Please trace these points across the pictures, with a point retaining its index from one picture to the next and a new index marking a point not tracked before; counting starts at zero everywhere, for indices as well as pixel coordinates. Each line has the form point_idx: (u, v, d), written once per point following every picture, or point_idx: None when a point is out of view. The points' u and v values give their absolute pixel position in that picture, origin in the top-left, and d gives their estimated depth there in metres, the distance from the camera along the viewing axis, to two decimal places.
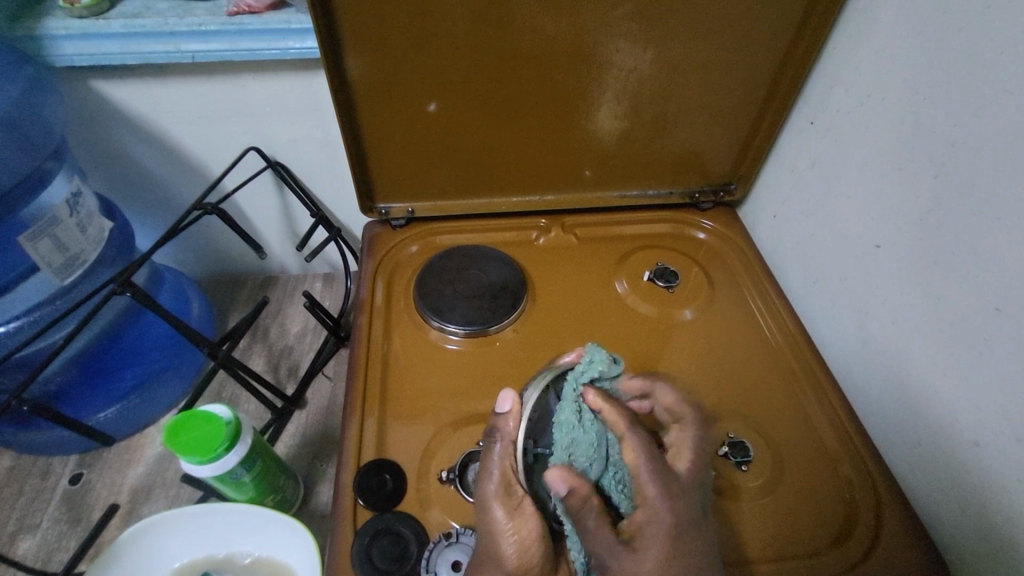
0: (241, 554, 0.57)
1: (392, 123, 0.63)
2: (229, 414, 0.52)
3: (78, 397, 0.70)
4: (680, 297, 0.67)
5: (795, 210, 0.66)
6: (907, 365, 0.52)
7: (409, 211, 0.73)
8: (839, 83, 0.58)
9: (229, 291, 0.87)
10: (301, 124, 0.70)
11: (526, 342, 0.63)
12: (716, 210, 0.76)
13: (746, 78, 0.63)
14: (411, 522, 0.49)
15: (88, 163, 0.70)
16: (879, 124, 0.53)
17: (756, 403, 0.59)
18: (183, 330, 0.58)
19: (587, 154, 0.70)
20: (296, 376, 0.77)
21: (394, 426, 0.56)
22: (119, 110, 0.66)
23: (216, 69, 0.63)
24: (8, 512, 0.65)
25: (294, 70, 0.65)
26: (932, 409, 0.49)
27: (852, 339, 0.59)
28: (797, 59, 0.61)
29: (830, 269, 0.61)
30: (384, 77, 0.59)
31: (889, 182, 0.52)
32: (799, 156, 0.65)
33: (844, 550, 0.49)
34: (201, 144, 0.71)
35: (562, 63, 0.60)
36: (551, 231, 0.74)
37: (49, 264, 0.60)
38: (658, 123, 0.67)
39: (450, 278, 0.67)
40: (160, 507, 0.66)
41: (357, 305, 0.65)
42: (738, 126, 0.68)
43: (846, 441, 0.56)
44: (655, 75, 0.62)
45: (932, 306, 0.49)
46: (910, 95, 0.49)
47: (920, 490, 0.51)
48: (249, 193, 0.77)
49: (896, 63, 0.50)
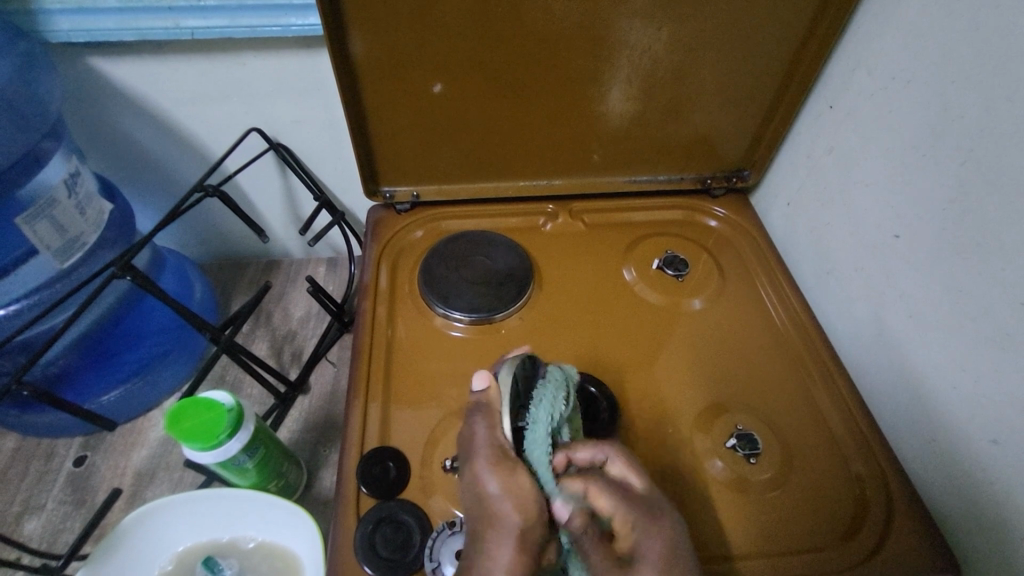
0: (245, 539, 0.57)
1: (398, 104, 0.62)
2: (231, 401, 0.51)
3: (81, 381, 0.70)
4: (690, 286, 0.66)
5: (810, 197, 0.64)
6: (923, 360, 0.50)
7: (414, 195, 0.71)
8: (861, 66, 0.55)
9: (232, 275, 0.87)
10: (303, 105, 0.69)
11: (533, 329, 0.62)
12: (728, 197, 0.75)
13: (763, 61, 0.61)
14: (414, 509, 0.48)
15: (88, 143, 0.69)
16: (902, 110, 0.51)
17: (766, 395, 0.58)
18: (185, 314, 0.57)
19: (598, 138, 0.68)
20: (299, 362, 0.76)
21: (396, 411, 0.56)
22: (119, 89, 0.64)
23: (216, 46, 0.62)
24: (14, 493, 0.66)
25: (296, 48, 0.63)
26: (948, 405, 0.48)
27: (867, 331, 0.57)
28: (818, 40, 0.58)
29: (846, 258, 0.59)
30: (388, 58, 0.57)
31: (913, 171, 0.50)
32: (817, 141, 0.62)
33: (853, 546, 0.49)
34: (203, 124, 0.69)
35: (574, 42, 0.58)
36: (559, 217, 0.73)
37: (48, 247, 0.59)
38: (671, 106, 0.65)
39: (456, 264, 0.66)
40: (164, 490, 0.67)
41: (361, 290, 0.65)
42: (754, 109, 0.66)
43: (857, 434, 0.55)
44: (671, 56, 0.60)
45: (953, 298, 0.47)
46: (939, 79, 0.47)
47: (932, 485, 0.50)
48: (252, 175, 0.75)
49: (925, 44, 0.48)
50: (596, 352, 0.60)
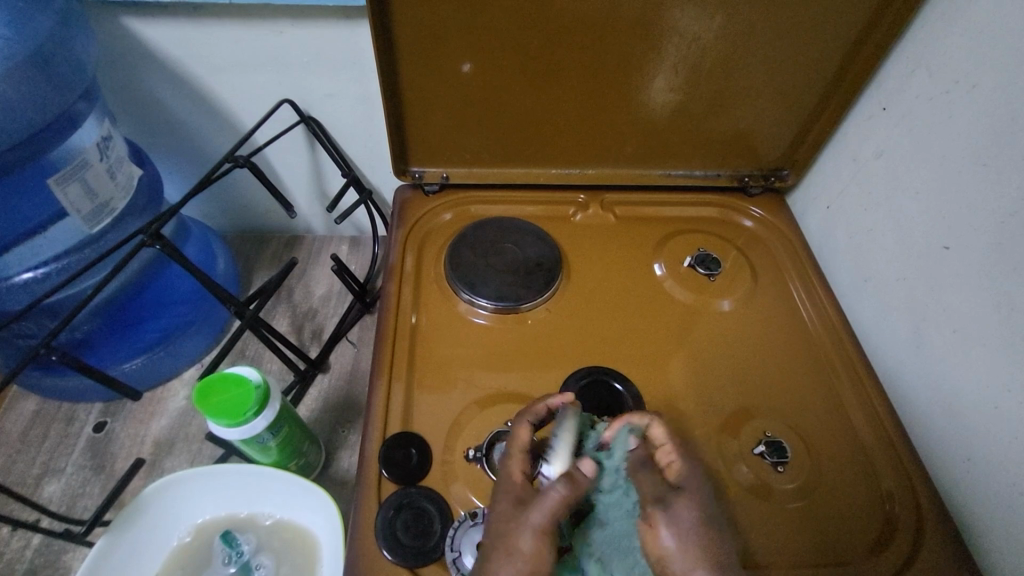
0: (262, 516, 0.57)
1: (432, 83, 0.60)
2: (259, 377, 0.51)
3: (103, 347, 0.70)
4: (721, 286, 0.65)
5: (853, 201, 0.62)
6: (965, 375, 0.49)
7: (443, 176, 0.70)
8: (921, 68, 0.53)
9: (254, 248, 0.86)
10: (338, 78, 0.67)
11: (560, 321, 0.61)
12: (765, 196, 0.73)
13: (817, 56, 0.58)
14: (436, 498, 0.48)
15: (117, 106, 0.68)
16: (963, 117, 0.49)
17: (794, 403, 0.56)
18: (211, 286, 0.57)
19: (635, 128, 0.66)
20: (320, 340, 0.76)
21: (419, 395, 0.55)
22: (152, 52, 0.63)
23: (252, 13, 0.60)
24: (34, 455, 0.66)
25: (333, 19, 0.61)
26: (988, 423, 0.47)
27: (904, 342, 0.56)
28: (878, 38, 0.56)
29: (888, 267, 0.58)
30: (428, 35, 0.56)
31: (970, 182, 0.48)
32: (865, 143, 0.60)
33: (881, 560, 0.48)
34: (234, 93, 0.68)
35: (622, 25, 0.56)
36: (589, 207, 0.71)
37: (78, 210, 0.59)
38: (716, 99, 0.63)
39: (484, 251, 0.65)
40: (182, 461, 0.67)
41: (387, 270, 0.63)
42: (801, 107, 0.63)
43: (888, 446, 0.54)
44: (720, 46, 0.58)
45: (1003, 316, 0.46)
46: (1008, 86, 0.45)
47: (965, 503, 0.49)
48: (280, 147, 0.74)
49: (994, 48, 0.45)
50: (623, 349, 0.59)
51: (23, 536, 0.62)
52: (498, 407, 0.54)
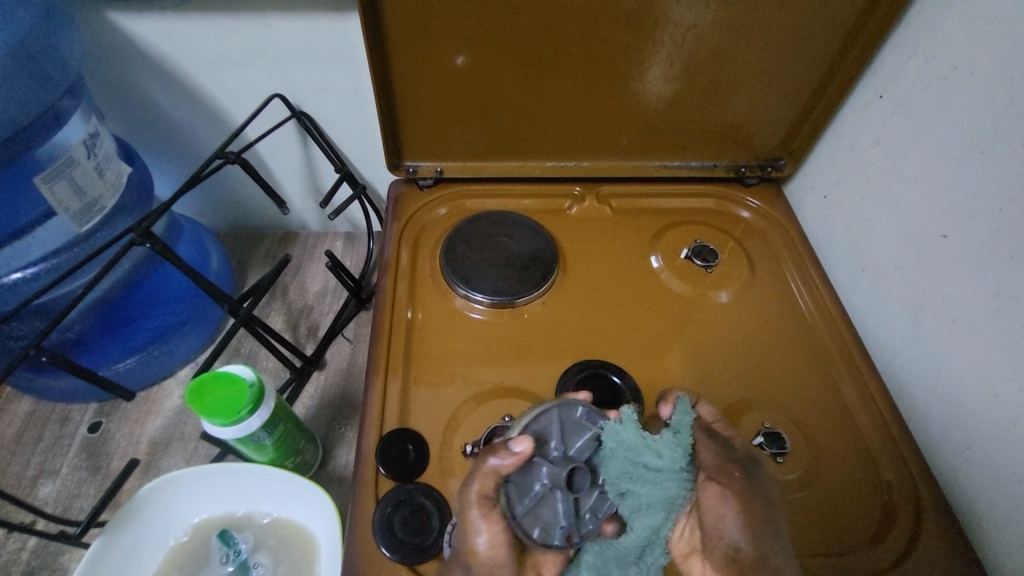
0: (259, 514, 0.57)
1: (423, 75, 0.59)
2: (252, 375, 0.51)
3: (96, 347, 0.70)
4: (718, 277, 0.64)
5: (850, 191, 0.62)
6: (963, 364, 0.49)
7: (438, 171, 0.69)
8: (919, 55, 0.52)
9: (247, 245, 0.85)
10: (329, 72, 0.66)
11: (556, 314, 0.61)
12: (761, 186, 0.72)
13: (813, 43, 0.58)
14: (434, 494, 0.48)
15: (105, 103, 0.67)
16: (961, 103, 0.48)
17: (792, 394, 0.56)
18: (203, 284, 0.56)
19: (631, 119, 0.65)
20: (315, 337, 0.75)
21: (416, 391, 0.55)
22: (140, 47, 0.62)
23: (240, 6, 0.59)
24: (28, 456, 0.66)
25: (322, 11, 0.60)
26: (985, 411, 0.47)
27: (901, 332, 0.56)
28: (875, 24, 0.55)
29: (885, 256, 0.57)
30: (419, 27, 0.55)
31: (968, 169, 0.48)
32: (861, 132, 0.60)
33: (881, 550, 0.48)
34: (224, 88, 0.67)
35: (616, 15, 0.55)
36: (585, 200, 0.70)
37: (67, 209, 0.58)
38: (712, 88, 0.62)
39: (479, 245, 0.64)
40: (178, 461, 0.66)
41: (382, 266, 0.63)
42: (797, 95, 0.63)
43: (886, 436, 0.54)
44: (716, 35, 0.57)
45: (1001, 303, 0.45)
46: (1006, 72, 0.44)
47: (964, 492, 0.49)
48: (272, 143, 0.73)
49: (991, 34, 0.45)
50: (620, 342, 0.59)
51: (19, 538, 0.62)
52: (497, 402, 0.53)
